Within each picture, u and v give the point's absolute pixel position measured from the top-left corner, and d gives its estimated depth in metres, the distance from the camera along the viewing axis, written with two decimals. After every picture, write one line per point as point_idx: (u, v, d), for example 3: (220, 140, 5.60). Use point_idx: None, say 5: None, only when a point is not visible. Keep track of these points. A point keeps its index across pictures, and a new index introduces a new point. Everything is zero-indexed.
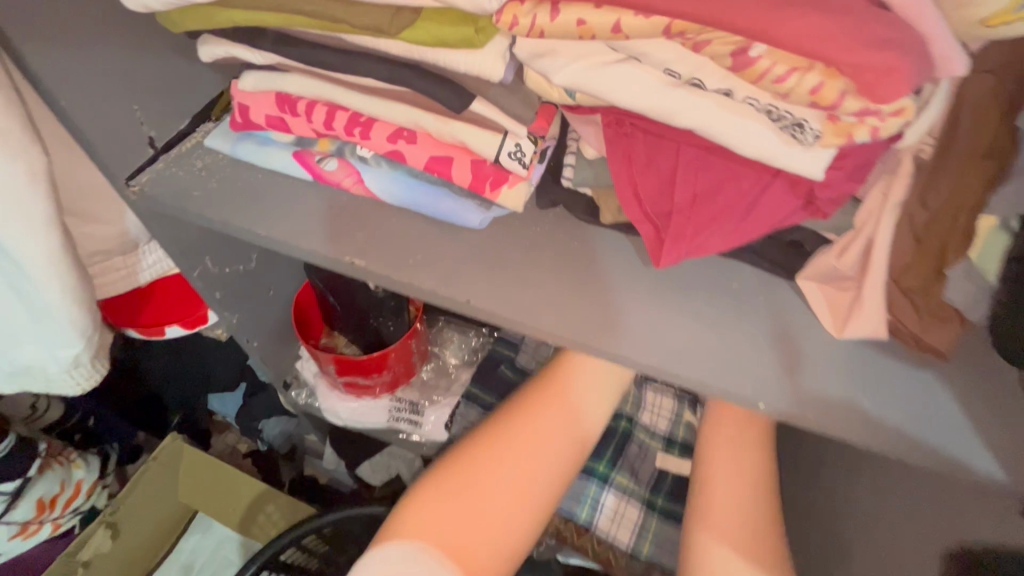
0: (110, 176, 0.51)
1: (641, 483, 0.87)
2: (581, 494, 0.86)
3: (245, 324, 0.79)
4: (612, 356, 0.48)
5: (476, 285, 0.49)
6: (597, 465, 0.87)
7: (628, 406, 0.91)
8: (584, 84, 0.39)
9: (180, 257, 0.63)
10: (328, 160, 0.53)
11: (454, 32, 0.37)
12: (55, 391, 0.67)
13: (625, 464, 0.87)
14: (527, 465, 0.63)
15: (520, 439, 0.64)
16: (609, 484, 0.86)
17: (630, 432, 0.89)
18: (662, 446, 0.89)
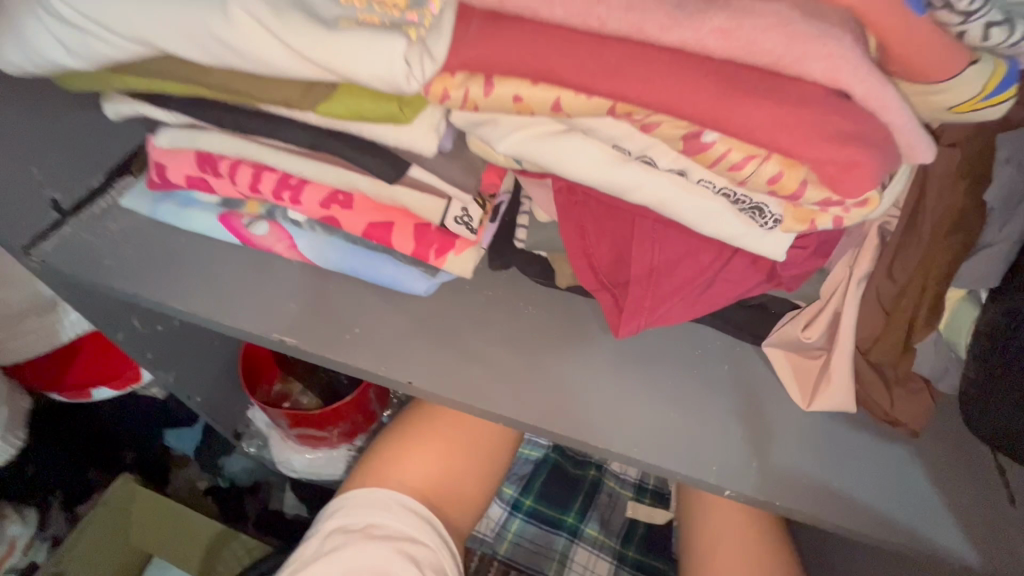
0: (5, 244, 0.46)
1: (614, 535, 0.83)
2: (550, 550, 0.82)
3: (183, 381, 0.73)
4: (567, 437, 0.44)
5: (420, 362, 0.45)
6: (566, 518, 0.84)
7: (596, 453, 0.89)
8: (528, 158, 0.36)
9: (100, 320, 0.58)
10: (257, 223, 0.48)
11: (375, 107, 0.33)
12: None
13: (595, 516, 0.84)
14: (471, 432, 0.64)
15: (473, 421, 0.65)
16: (579, 537, 0.82)
17: (599, 480, 0.87)
18: (632, 493, 0.86)
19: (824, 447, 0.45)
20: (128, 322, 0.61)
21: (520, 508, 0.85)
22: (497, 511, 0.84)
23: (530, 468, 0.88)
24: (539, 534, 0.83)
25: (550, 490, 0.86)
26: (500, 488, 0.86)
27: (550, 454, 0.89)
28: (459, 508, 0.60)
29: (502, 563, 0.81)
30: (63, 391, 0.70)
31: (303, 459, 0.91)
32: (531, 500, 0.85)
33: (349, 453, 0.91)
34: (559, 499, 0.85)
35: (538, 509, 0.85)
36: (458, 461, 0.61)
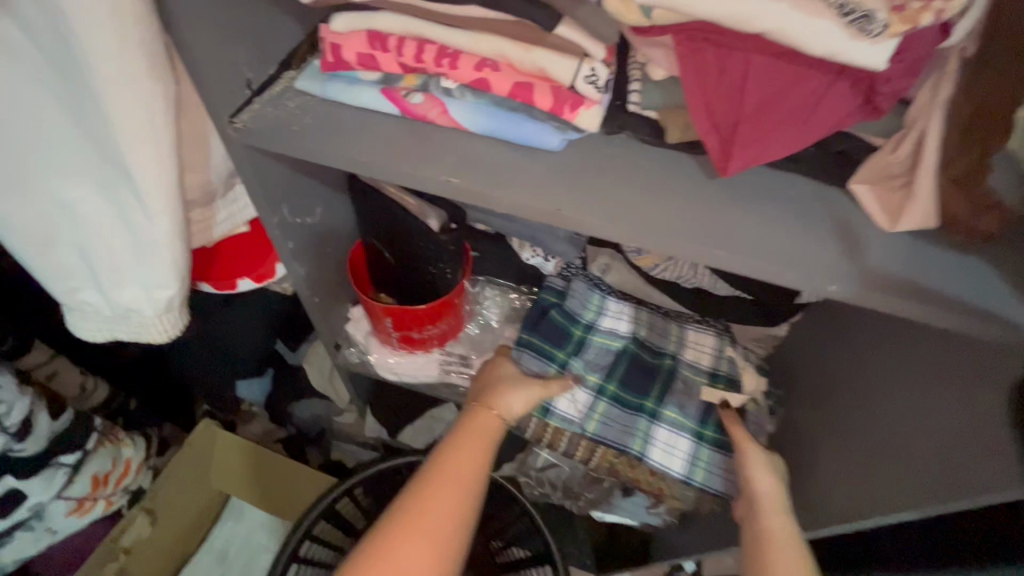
0: (215, 114, 0.56)
1: (694, 418, 0.92)
2: (633, 429, 0.91)
3: (311, 277, 0.84)
4: (687, 251, 0.53)
5: (560, 197, 0.54)
6: (647, 402, 0.93)
7: (670, 345, 0.98)
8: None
9: (263, 202, 0.68)
10: (414, 94, 0.58)
11: None
12: (143, 336, 0.70)
13: (673, 401, 0.93)
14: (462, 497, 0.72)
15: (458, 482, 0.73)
16: (659, 419, 0.92)
17: (675, 369, 0.95)
18: (706, 380, 0.95)
19: (909, 256, 0.53)
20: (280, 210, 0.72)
21: (604, 394, 0.94)
22: (584, 396, 0.94)
23: (612, 359, 0.97)
24: (623, 416, 0.92)
25: (631, 378, 0.95)
26: (585, 376, 0.95)
27: (630, 346, 0.97)
28: (478, 478, 0.75)
29: (590, 441, 0.93)
30: (211, 281, 0.81)
31: (400, 363, 1.02)
32: (615, 387, 0.94)
33: (442, 358, 1.03)
34: (640, 386, 0.94)
35: (620, 394, 0.94)
36: (463, 481, 0.73)
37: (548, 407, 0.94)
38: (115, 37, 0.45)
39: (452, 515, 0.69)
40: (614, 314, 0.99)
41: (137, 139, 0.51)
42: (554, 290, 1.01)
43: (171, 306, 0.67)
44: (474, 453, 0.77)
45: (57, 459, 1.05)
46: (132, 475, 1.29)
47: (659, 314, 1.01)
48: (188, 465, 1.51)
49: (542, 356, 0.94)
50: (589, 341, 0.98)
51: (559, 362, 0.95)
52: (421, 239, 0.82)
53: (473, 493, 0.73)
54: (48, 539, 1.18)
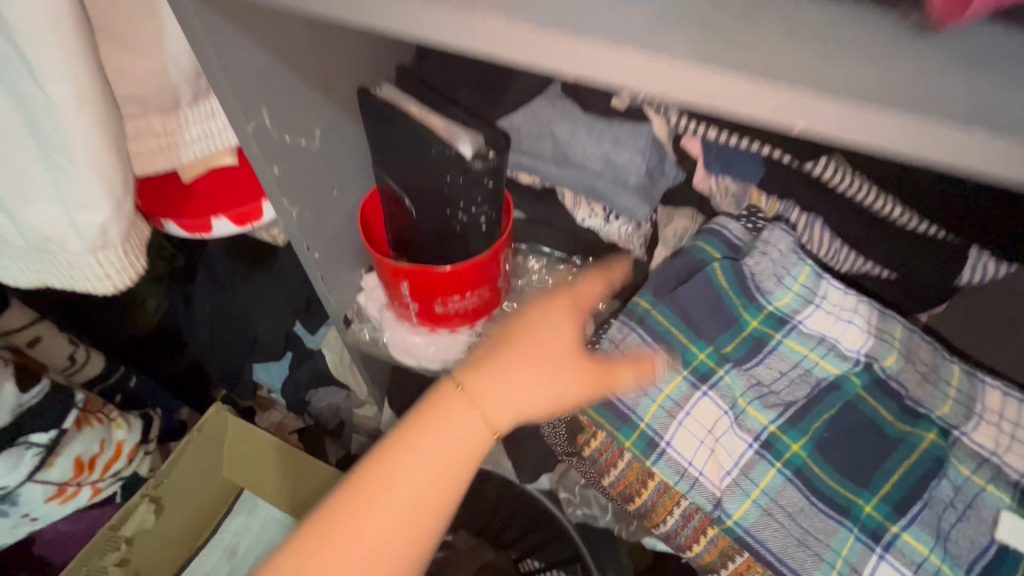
0: None
1: (963, 566, 0.55)
2: (822, 542, 0.58)
3: (307, 224, 0.66)
4: (913, 134, 0.30)
5: (682, 45, 0.32)
6: (858, 496, 0.59)
7: (942, 407, 0.62)
8: None
9: (233, 101, 0.49)
10: None
11: None
12: (79, 284, 0.53)
13: (922, 513, 0.57)
14: (383, 536, 0.52)
15: (374, 516, 0.52)
16: (881, 540, 0.57)
17: (941, 452, 0.60)
18: (1012, 499, 0.57)
19: None
20: (258, 116, 0.53)
21: (779, 455, 0.61)
22: (740, 446, 0.62)
23: (808, 395, 0.64)
24: (810, 511, 0.59)
25: (843, 442, 0.62)
26: (744, 412, 0.63)
27: (854, 381, 0.64)
28: (435, 503, 0.54)
29: (727, 534, 0.61)
30: (179, 221, 0.62)
31: (419, 344, 0.82)
32: (801, 447, 0.61)
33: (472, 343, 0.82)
34: (852, 464, 0.61)
35: (813, 466, 0.61)
36: (392, 511, 0.52)
37: (655, 444, 0.62)
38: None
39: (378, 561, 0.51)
40: (839, 314, 0.66)
41: None
42: (723, 244, 0.69)
43: (105, 240, 0.49)
44: (438, 458, 0.54)
45: (26, 438, 0.91)
46: (123, 461, 1.15)
47: (928, 344, 0.65)
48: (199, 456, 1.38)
49: (669, 351, 0.64)
50: (775, 346, 0.66)
51: (699, 370, 0.63)
52: (446, 173, 0.62)
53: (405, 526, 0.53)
54: (30, 526, 1.04)
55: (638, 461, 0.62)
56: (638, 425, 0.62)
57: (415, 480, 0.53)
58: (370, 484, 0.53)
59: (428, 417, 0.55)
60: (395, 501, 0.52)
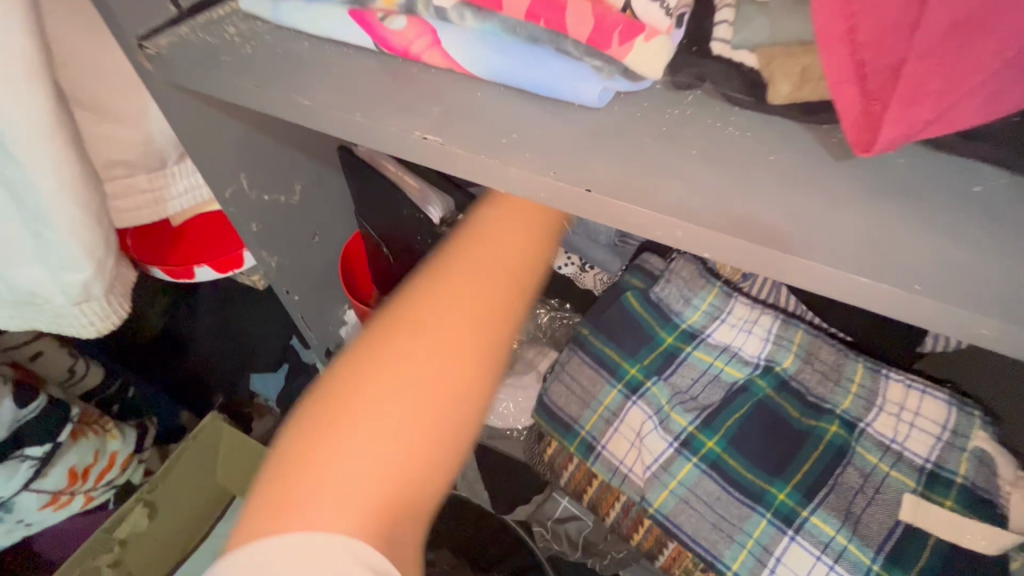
0: (120, 35, 0.41)
1: (873, 547, 0.57)
2: (735, 531, 0.61)
3: (286, 271, 0.69)
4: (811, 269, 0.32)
5: (600, 170, 0.35)
6: (773, 485, 0.62)
7: (844, 400, 0.64)
8: None
9: (211, 170, 0.53)
10: (394, 19, 0.40)
11: None
12: (65, 331, 0.57)
13: (828, 500, 0.60)
14: (444, 338, 0.44)
15: (432, 324, 0.44)
16: (792, 526, 0.60)
17: (846, 445, 0.62)
18: (920, 483, 0.59)
19: None
20: (237, 180, 0.56)
21: (696, 451, 0.65)
22: (657, 443, 0.66)
23: (723, 397, 0.67)
24: (725, 500, 0.62)
25: (746, 436, 0.65)
26: (669, 416, 0.67)
27: (760, 383, 0.67)
28: (504, 291, 0.47)
29: (657, 523, 0.65)
30: (164, 267, 0.66)
31: None
32: (716, 443, 0.65)
33: None
34: (771, 456, 0.63)
35: (723, 458, 0.64)
36: (452, 339, 0.44)
37: (593, 447, 0.70)
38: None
39: (440, 403, 0.43)
40: (742, 325, 0.69)
41: None
42: (643, 273, 0.75)
43: (87, 295, 0.52)
44: (475, 273, 0.47)
45: (22, 451, 0.95)
46: (116, 471, 1.19)
47: (830, 344, 0.67)
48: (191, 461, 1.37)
49: (605, 368, 0.71)
50: (684, 355, 0.70)
51: (631, 383, 0.69)
52: (418, 233, 0.65)
53: (472, 320, 0.45)
54: (24, 531, 1.08)
55: (582, 463, 0.71)
56: (580, 432, 0.71)
57: (472, 268, 0.47)
58: (420, 303, 0.46)
59: (471, 238, 0.49)
60: (449, 316, 0.45)
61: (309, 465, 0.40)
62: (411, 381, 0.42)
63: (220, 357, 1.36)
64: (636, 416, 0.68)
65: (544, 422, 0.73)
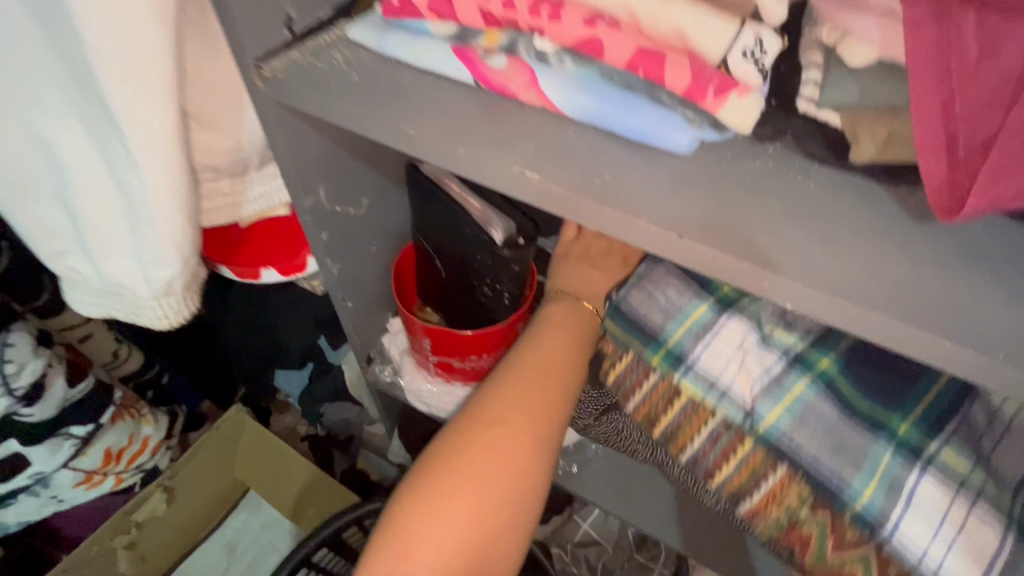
0: (239, 57, 0.43)
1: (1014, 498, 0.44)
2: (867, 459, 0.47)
3: (344, 279, 0.72)
4: (892, 330, 0.34)
5: (691, 220, 0.37)
6: (892, 418, 0.49)
7: None
8: None
9: (297, 182, 0.55)
10: (495, 57, 0.42)
11: None
12: (140, 322, 0.59)
13: (961, 431, 0.47)
14: (510, 436, 0.54)
15: (500, 425, 0.55)
16: (922, 461, 0.47)
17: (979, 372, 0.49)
18: None
19: None
20: (316, 193, 0.59)
21: (808, 368, 0.51)
22: (763, 355, 0.52)
23: None
24: (842, 428, 0.49)
25: (869, 380, 0.50)
26: (771, 332, 0.53)
27: None
28: (557, 399, 0.57)
29: (764, 447, 0.52)
30: (234, 266, 0.70)
31: (432, 393, 0.87)
32: (832, 363, 0.51)
33: None
34: (893, 379, 0.50)
35: (840, 391, 0.50)
36: (517, 437, 0.55)
37: (685, 356, 0.54)
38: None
39: (507, 489, 0.53)
40: None
41: (121, 73, 0.37)
42: None
43: (170, 290, 0.54)
44: (532, 384, 0.57)
45: (66, 429, 0.96)
46: (147, 455, 1.18)
47: None
48: (211, 450, 1.35)
49: (691, 280, 0.56)
50: None
51: (722, 301, 0.54)
52: (478, 252, 0.68)
53: (531, 422, 0.56)
54: (56, 506, 1.08)
55: (667, 377, 0.55)
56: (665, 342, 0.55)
57: (530, 380, 0.58)
58: (488, 406, 0.56)
59: (529, 353, 0.60)
60: (512, 419, 0.55)
61: (408, 541, 0.51)
62: (484, 474, 0.53)
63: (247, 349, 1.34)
64: (732, 337, 0.53)
65: (616, 328, 0.57)
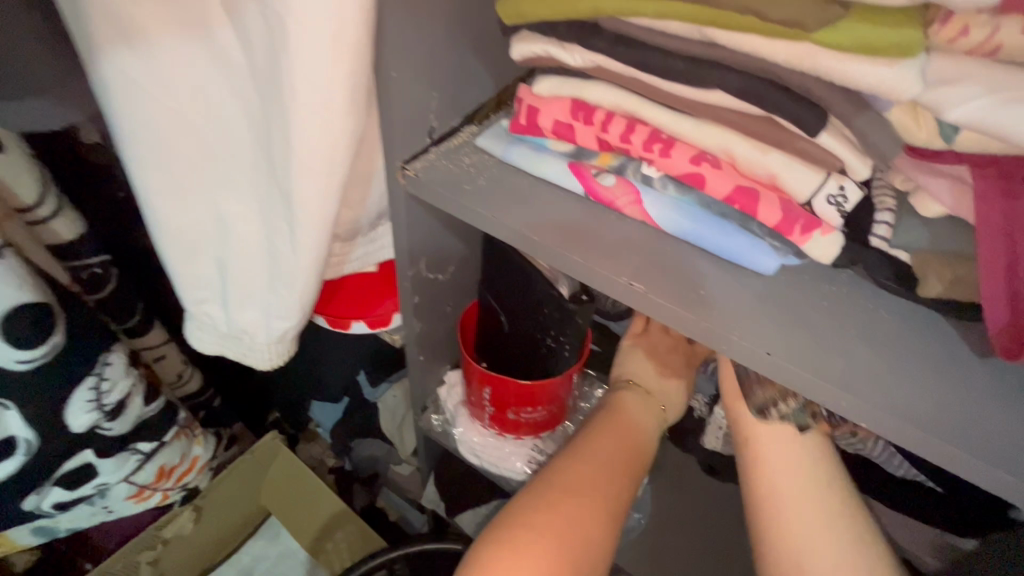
0: (389, 158, 0.51)
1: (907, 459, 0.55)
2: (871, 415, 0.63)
3: (421, 335, 0.78)
4: (960, 462, 0.38)
5: (776, 338, 0.42)
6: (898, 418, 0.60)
7: None
8: (990, 126, 0.34)
9: (406, 253, 0.63)
10: (605, 175, 0.50)
11: (895, 34, 0.32)
12: (247, 362, 0.65)
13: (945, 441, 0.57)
14: (590, 485, 0.59)
15: (581, 475, 0.60)
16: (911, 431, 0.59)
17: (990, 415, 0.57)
18: None
19: None
20: (417, 262, 0.66)
21: None
22: None
23: None
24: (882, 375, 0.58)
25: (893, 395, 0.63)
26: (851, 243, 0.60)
27: None
28: (630, 461, 0.64)
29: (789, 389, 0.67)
30: (327, 316, 0.77)
31: (482, 446, 0.91)
32: None
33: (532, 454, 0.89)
34: None
35: None
36: (596, 488, 0.59)
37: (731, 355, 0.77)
38: (331, 56, 0.36)
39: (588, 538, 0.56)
40: None
41: (311, 176, 0.43)
42: None
43: (284, 338, 0.60)
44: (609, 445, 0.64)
45: (135, 444, 0.86)
46: (194, 474, 1.07)
47: None
48: (244, 473, 1.27)
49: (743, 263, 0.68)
50: None
51: None
52: (546, 306, 0.73)
53: (609, 478, 0.61)
54: (101, 517, 0.96)
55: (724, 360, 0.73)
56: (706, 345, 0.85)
57: (608, 440, 0.65)
58: (570, 459, 0.62)
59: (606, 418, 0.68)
60: (591, 470, 0.61)
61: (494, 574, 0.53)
62: (567, 519, 0.56)
63: (297, 378, 1.37)
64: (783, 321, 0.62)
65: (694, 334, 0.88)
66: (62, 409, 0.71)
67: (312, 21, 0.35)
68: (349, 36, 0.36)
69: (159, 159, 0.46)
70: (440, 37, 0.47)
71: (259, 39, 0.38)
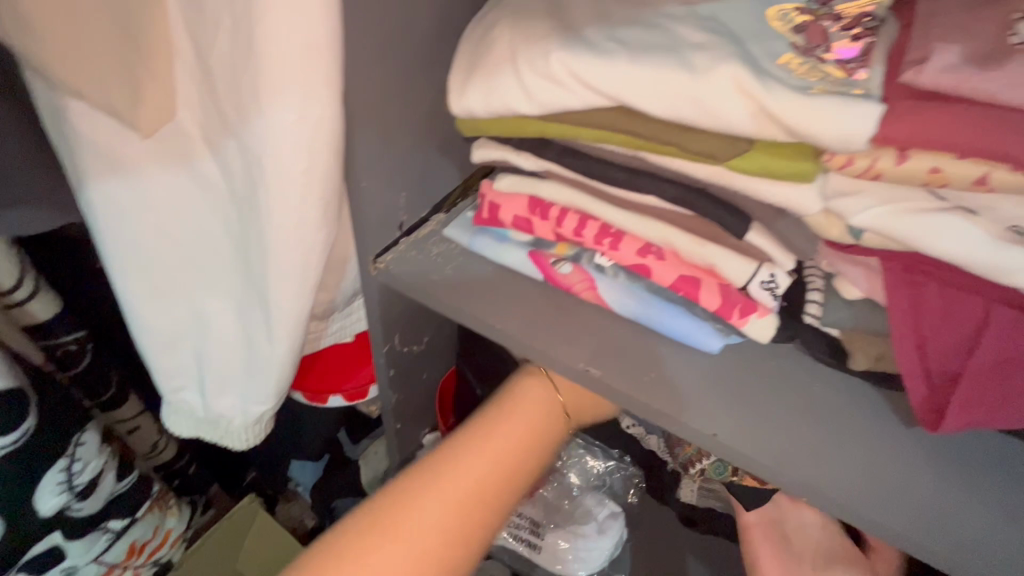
0: (361, 253, 0.55)
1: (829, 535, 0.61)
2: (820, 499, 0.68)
3: (398, 404, 0.80)
4: (892, 530, 0.41)
5: (722, 416, 0.46)
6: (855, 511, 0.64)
7: None
8: (886, 230, 0.39)
9: (381, 332, 0.66)
10: (563, 263, 0.53)
11: (788, 165, 0.37)
12: (222, 444, 0.65)
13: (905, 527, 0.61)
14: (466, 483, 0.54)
15: (461, 469, 0.55)
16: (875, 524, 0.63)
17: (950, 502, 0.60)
18: None
19: None
20: (392, 338, 0.69)
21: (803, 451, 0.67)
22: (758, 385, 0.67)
23: None
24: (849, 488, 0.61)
25: None
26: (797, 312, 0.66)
27: None
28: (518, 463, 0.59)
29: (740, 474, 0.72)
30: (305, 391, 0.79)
31: None
32: None
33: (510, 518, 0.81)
34: None
35: None
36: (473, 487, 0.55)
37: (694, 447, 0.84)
38: (302, 184, 0.40)
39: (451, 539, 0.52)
40: None
41: (287, 282, 0.46)
42: None
43: (261, 420, 0.60)
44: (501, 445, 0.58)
45: (105, 523, 0.83)
46: (167, 548, 1.00)
47: None
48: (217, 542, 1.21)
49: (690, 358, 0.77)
50: None
51: None
52: None
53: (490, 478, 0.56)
54: None
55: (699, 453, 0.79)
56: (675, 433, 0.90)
57: (501, 438, 0.58)
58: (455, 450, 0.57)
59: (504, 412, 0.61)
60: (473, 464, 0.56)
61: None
62: (431, 517, 0.52)
63: (276, 442, 1.36)
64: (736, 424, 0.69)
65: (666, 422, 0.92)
66: (33, 497, 0.69)
67: (284, 158, 0.38)
68: (319, 169, 0.39)
69: (141, 263, 0.49)
70: (408, 145, 0.52)
71: (239, 169, 0.42)
